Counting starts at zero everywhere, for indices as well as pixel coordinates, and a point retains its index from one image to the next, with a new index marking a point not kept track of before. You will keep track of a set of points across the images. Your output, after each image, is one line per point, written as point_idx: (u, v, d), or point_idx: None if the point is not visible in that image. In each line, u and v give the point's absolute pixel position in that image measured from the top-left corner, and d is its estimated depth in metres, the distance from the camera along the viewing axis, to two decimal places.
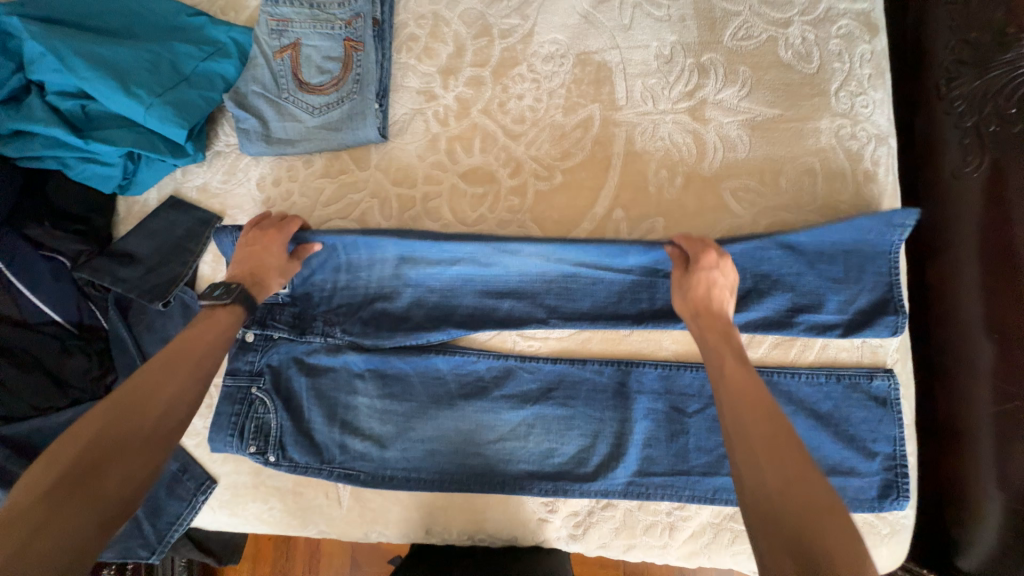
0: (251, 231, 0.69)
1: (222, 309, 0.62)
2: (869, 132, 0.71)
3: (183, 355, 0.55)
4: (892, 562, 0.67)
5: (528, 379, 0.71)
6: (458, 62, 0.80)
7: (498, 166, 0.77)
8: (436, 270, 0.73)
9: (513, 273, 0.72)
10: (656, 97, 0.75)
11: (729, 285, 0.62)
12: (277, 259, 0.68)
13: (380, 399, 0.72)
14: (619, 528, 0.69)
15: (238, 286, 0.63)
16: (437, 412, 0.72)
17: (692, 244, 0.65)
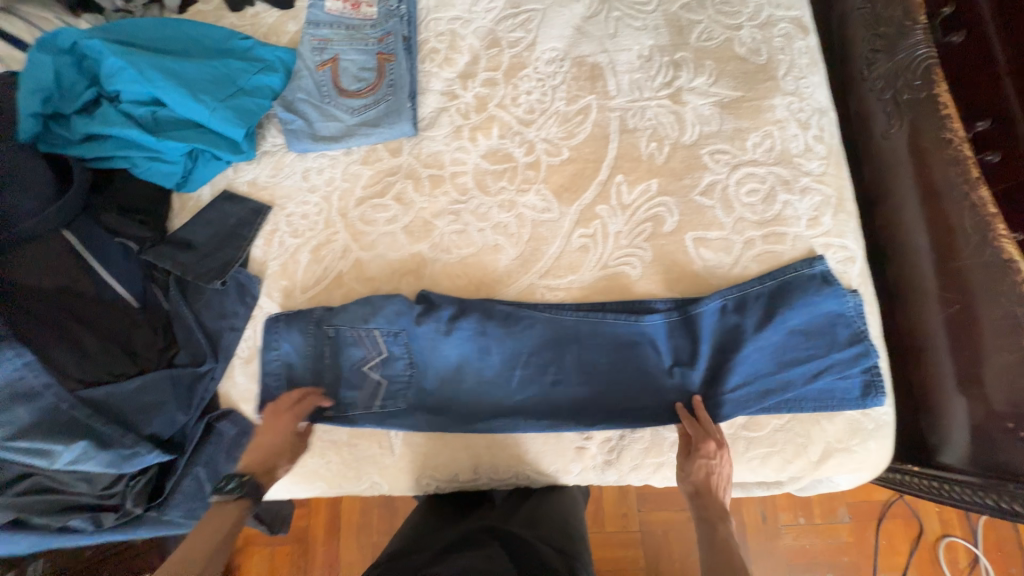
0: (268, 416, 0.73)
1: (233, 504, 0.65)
2: (812, 106, 0.89)
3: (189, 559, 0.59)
4: (883, 455, 0.77)
5: (557, 339, 0.80)
6: (474, 68, 0.95)
7: (514, 148, 0.91)
8: (488, 355, 0.79)
9: (547, 347, 0.80)
10: (641, 88, 0.91)
11: (725, 473, 0.70)
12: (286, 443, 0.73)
13: (431, 366, 0.80)
14: (648, 447, 0.77)
15: (251, 479, 0.67)
16: (484, 382, 0.79)
17: (693, 427, 0.72)
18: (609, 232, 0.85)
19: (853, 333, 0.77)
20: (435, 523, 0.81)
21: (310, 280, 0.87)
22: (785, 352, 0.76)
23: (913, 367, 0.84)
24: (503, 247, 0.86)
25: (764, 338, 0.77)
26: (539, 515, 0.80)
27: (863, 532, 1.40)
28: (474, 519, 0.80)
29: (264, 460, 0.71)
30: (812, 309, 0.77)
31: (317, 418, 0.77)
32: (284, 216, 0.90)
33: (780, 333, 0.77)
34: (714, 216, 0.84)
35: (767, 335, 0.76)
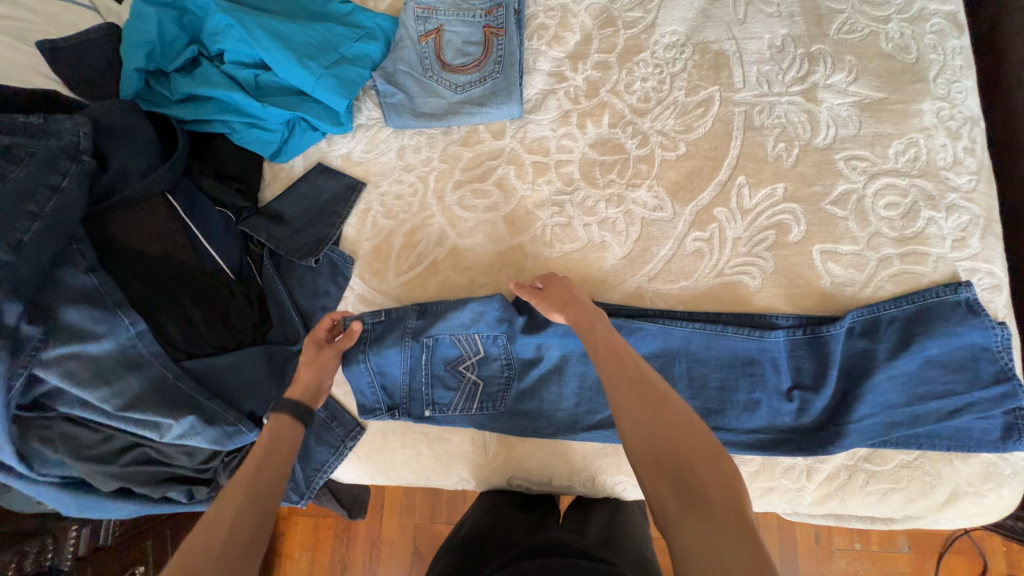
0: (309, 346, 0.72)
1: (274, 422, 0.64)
2: (963, 115, 0.80)
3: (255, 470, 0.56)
4: (1013, 501, 0.71)
5: (662, 347, 0.76)
6: (586, 49, 0.89)
7: (626, 138, 0.85)
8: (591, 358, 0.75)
9: (653, 354, 0.76)
10: (771, 81, 0.83)
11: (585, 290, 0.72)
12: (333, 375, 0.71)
13: (534, 365, 0.76)
14: (758, 470, 0.73)
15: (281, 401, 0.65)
16: (585, 385, 0.75)
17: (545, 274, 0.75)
18: (725, 238, 0.79)
19: (1000, 370, 0.69)
20: (508, 514, 0.75)
21: (404, 263, 0.83)
22: (923, 384, 0.69)
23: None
24: (610, 245, 0.81)
25: (898, 367, 0.70)
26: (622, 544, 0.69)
27: (923, 564, 1.33)
28: (548, 527, 0.72)
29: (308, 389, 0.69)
30: (953, 341, 0.70)
31: (423, 416, 0.76)
32: (378, 195, 0.86)
33: (918, 366, 0.70)
34: (846, 228, 0.77)
35: (904, 368, 0.70)
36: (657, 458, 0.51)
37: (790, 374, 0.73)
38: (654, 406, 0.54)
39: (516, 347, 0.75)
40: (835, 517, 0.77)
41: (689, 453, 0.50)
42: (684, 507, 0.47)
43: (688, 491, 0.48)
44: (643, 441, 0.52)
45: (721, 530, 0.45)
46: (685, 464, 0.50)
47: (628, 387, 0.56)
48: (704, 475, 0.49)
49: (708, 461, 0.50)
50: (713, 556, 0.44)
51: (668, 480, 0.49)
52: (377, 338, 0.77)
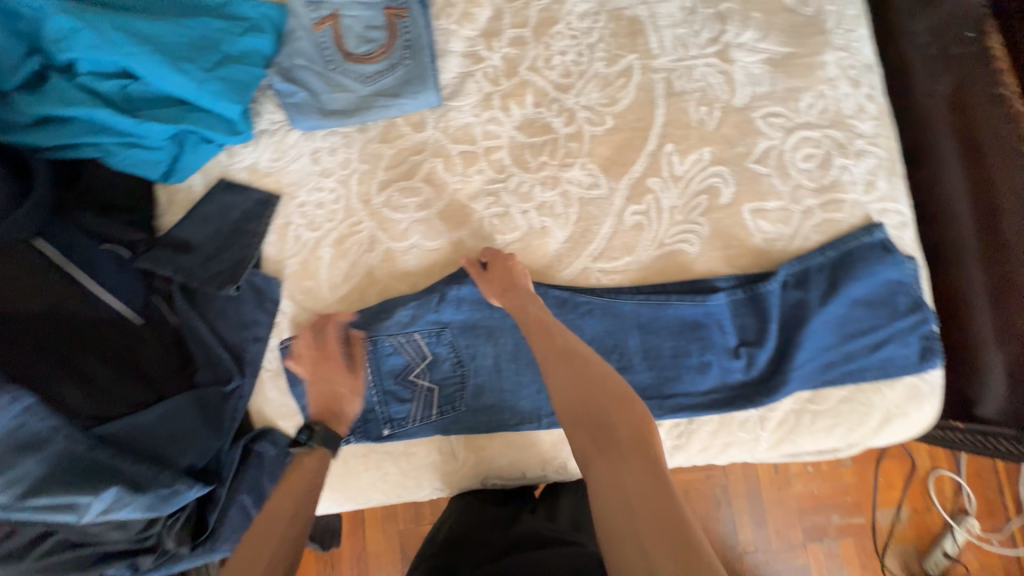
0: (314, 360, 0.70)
1: (309, 454, 0.64)
2: (861, 63, 0.84)
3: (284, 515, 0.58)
4: (935, 413, 0.79)
5: (612, 324, 0.76)
6: (499, 25, 0.84)
7: (552, 117, 0.82)
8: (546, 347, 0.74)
9: (606, 333, 0.76)
10: (686, 44, 0.83)
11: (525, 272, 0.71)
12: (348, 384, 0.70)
13: (490, 361, 0.74)
14: (717, 429, 0.76)
15: (319, 428, 0.65)
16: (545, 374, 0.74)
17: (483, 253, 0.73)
18: (662, 208, 0.80)
19: (913, 299, 0.76)
20: (481, 514, 0.73)
21: (338, 277, 0.77)
22: (849, 323, 0.75)
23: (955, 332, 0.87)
24: (550, 230, 0.79)
25: (830, 311, 0.74)
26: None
27: (864, 473, 1.57)
28: (523, 519, 0.71)
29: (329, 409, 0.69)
30: (873, 278, 0.76)
31: (382, 436, 0.72)
32: (296, 206, 0.79)
33: (845, 307, 0.75)
34: (770, 184, 0.80)
35: (829, 310, 0.74)
36: (576, 411, 0.53)
37: (736, 332, 0.75)
38: (574, 366, 0.56)
39: (466, 348, 0.74)
40: (794, 456, 0.81)
41: (603, 400, 0.52)
42: (597, 450, 0.50)
43: (601, 434, 0.50)
44: (564, 394, 0.54)
45: (628, 464, 0.48)
46: (599, 410, 0.52)
47: (554, 351, 0.58)
48: (615, 417, 0.51)
49: (620, 404, 0.52)
50: (620, 490, 0.46)
51: (586, 428, 0.51)
52: (316, 360, 0.72)
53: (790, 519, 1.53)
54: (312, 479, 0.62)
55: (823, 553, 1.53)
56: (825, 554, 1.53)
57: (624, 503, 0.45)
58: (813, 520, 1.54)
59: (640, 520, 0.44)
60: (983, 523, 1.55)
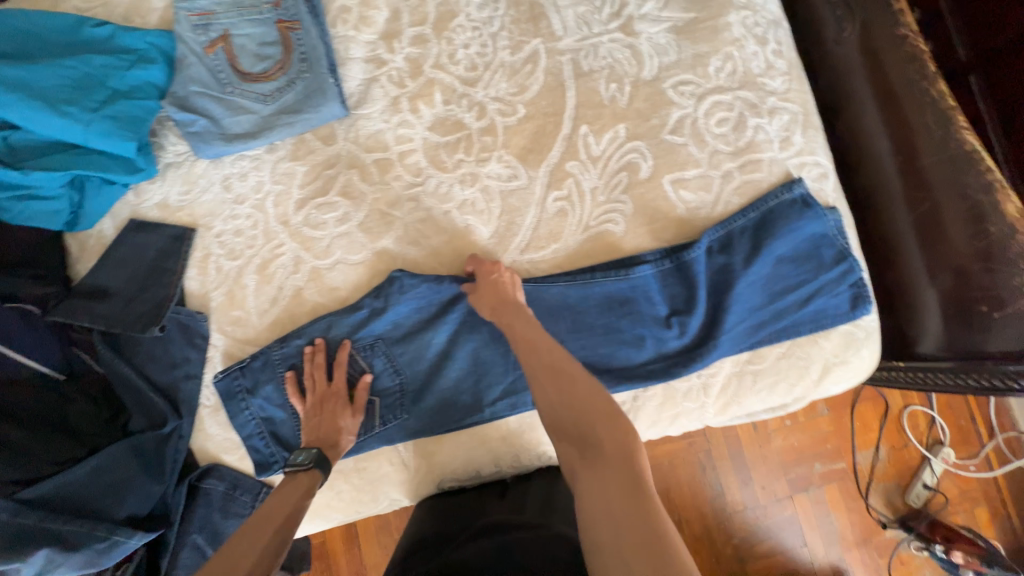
0: (313, 401, 0.69)
1: (304, 474, 0.63)
2: (766, 19, 0.84)
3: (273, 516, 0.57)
4: (874, 358, 0.81)
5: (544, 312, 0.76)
6: (398, 25, 0.82)
7: (463, 113, 0.81)
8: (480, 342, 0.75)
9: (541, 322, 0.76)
10: (589, 22, 0.82)
11: (510, 281, 0.71)
12: (348, 419, 0.70)
13: (427, 364, 0.75)
14: (663, 402, 0.77)
15: (315, 449, 0.65)
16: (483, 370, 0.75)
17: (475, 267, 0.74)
18: (583, 191, 0.80)
19: (840, 250, 0.77)
20: (450, 513, 0.74)
21: (266, 302, 0.76)
22: (774, 279, 0.76)
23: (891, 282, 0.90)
24: (475, 227, 0.79)
25: (753, 272, 0.75)
26: (561, 503, 0.72)
27: (840, 419, 1.60)
28: (489, 511, 0.73)
29: (327, 433, 0.68)
30: (796, 235, 0.77)
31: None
32: (214, 237, 0.77)
33: (768, 267, 0.76)
34: (688, 153, 0.80)
35: (753, 272, 0.75)
36: (565, 427, 0.56)
37: (666, 303, 0.76)
38: (560, 383, 0.59)
39: (402, 355, 0.74)
40: (742, 417, 0.83)
41: (589, 417, 0.55)
42: (581, 462, 0.53)
43: (586, 447, 0.54)
44: (554, 410, 0.58)
45: (609, 477, 0.51)
46: (586, 425, 0.55)
47: (542, 370, 0.61)
48: (598, 432, 0.54)
49: (606, 420, 0.55)
50: (603, 501, 0.49)
51: (574, 443, 0.55)
52: (252, 390, 0.71)
53: (773, 474, 1.57)
54: (297, 500, 0.60)
55: (808, 503, 1.57)
56: (812, 503, 1.57)
57: (606, 514, 0.48)
58: (797, 471, 1.58)
59: (618, 529, 0.47)
60: (958, 450, 1.61)
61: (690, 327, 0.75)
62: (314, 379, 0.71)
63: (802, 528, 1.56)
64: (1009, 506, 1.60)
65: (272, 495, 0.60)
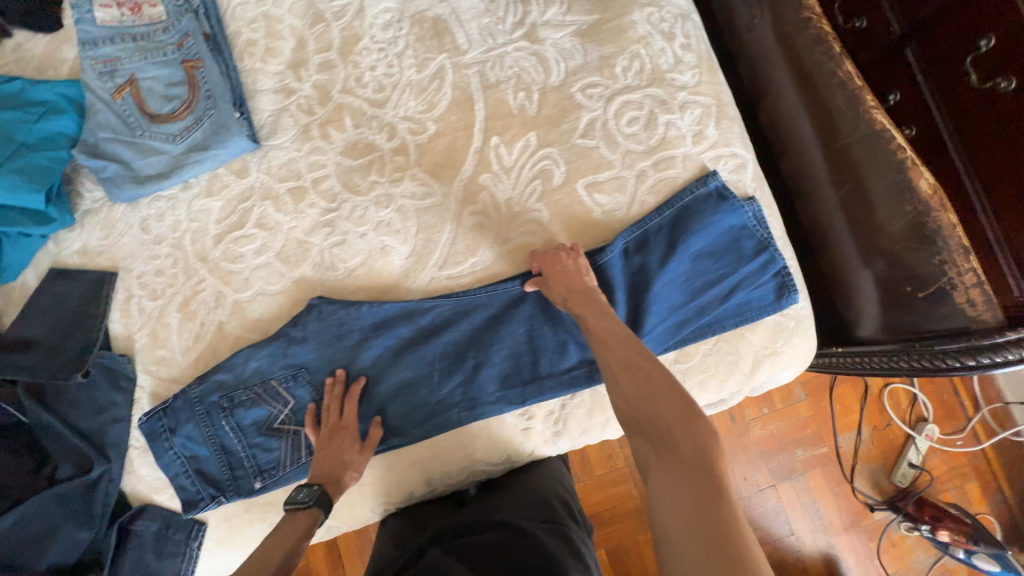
0: (324, 431, 0.69)
1: (303, 513, 0.64)
2: (673, 13, 0.83)
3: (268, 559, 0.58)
4: (808, 347, 0.80)
5: (464, 327, 0.76)
6: (304, 53, 0.82)
7: (374, 135, 0.81)
8: (403, 364, 0.75)
9: (463, 337, 0.76)
10: (494, 33, 0.82)
11: (579, 268, 0.70)
12: (355, 454, 0.69)
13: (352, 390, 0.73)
14: (592, 408, 0.76)
15: (319, 488, 0.65)
16: (409, 390, 0.75)
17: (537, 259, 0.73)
18: (498, 203, 0.79)
19: (761, 240, 0.76)
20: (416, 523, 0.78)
21: (189, 339, 0.77)
22: (694, 276, 0.76)
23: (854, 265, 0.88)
24: (392, 247, 0.79)
25: (671, 271, 0.75)
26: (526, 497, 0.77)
27: (819, 403, 1.58)
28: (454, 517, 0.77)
29: (333, 468, 0.68)
30: (714, 230, 0.76)
31: (254, 490, 0.71)
32: (135, 279, 0.78)
33: (687, 265, 0.76)
34: (600, 156, 0.79)
35: (671, 271, 0.75)
36: (636, 423, 0.54)
37: None
38: (635, 383, 0.56)
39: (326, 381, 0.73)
40: None
41: (663, 415, 0.52)
42: (657, 460, 0.50)
43: (662, 445, 0.50)
44: (626, 403, 0.55)
45: (687, 480, 0.47)
46: (662, 423, 0.51)
47: (623, 367, 0.58)
48: (678, 432, 0.50)
49: (684, 420, 0.51)
50: (678, 505, 0.46)
51: (648, 439, 0.52)
52: (176, 429, 0.71)
53: (755, 464, 1.55)
54: (298, 537, 0.62)
55: (792, 490, 1.55)
56: (797, 490, 1.55)
57: (680, 520, 0.45)
58: (779, 460, 1.56)
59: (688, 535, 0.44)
60: (944, 426, 1.58)
61: None
62: (329, 413, 0.71)
63: (787, 517, 1.53)
64: (999, 477, 1.57)
65: (272, 531, 0.62)
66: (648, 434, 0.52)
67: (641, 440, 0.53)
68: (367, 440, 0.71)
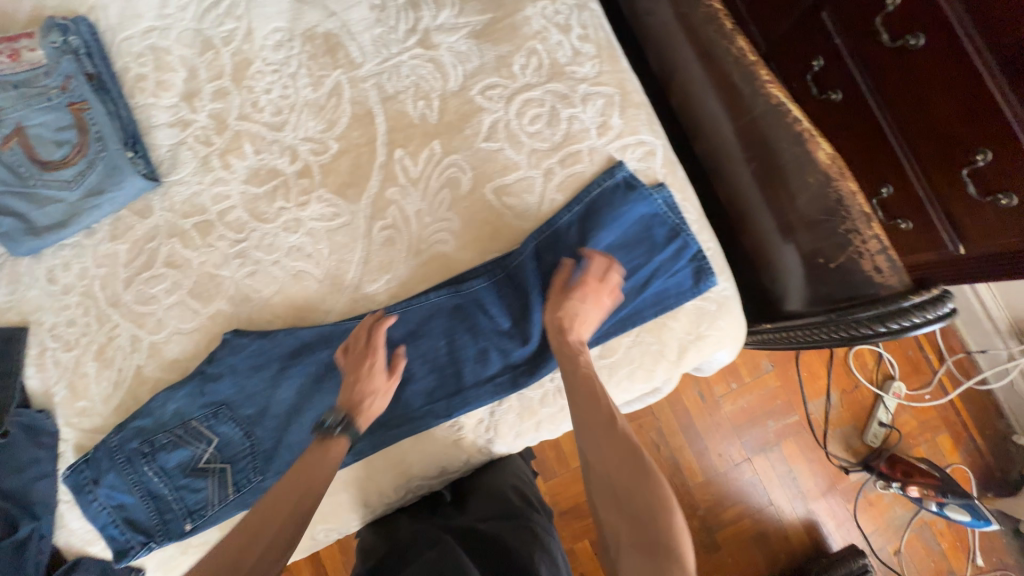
0: (348, 359, 0.69)
1: (333, 442, 0.64)
2: (567, 5, 0.82)
3: (278, 510, 0.58)
4: (734, 327, 0.79)
5: (383, 345, 0.75)
6: (197, 83, 0.81)
7: (277, 159, 0.79)
8: (324, 392, 0.73)
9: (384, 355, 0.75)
10: (387, 43, 0.81)
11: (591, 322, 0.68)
12: (382, 379, 0.68)
13: (275, 420, 0.73)
14: (522, 412, 0.76)
15: (347, 417, 0.65)
16: None
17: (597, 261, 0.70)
18: (408, 216, 0.78)
19: (674, 227, 0.76)
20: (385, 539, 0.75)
21: (108, 387, 0.75)
22: None
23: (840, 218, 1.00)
24: (305, 272, 0.77)
25: None
26: (489, 495, 0.80)
27: (786, 371, 1.59)
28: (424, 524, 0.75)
29: (357, 395, 0.66)
30: (626, 221, 0.76)
31: (184, 531, 0.71)
32: (48, 331, 0.77)
33: None
34: (506, 157, 0.78)
35: None
36: (611, 495, 0.56)
37: (505, 313, 0.75)
38: (614, 461, 0.57)
39: (248, 414, 0.73)
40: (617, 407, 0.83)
41: (636, 491, 0.54)
42: (630, 538, 0.53)
43: (635, 524, 0.53)
44: (602, 474, 0.57)
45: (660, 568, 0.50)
46: (635, 500, 0.54)
47: (604, 445, 0.58)
48: (649, 512, 0.53)
49: (656, 500, 0.53)
50: None
51: (621, 513, 0.55)
52: (99, 480, 0.70)
53: (729, 439, 1.55)
54: (323, 472, 0.62)
55: (769, 462, 1.55)
56: (774, 462, 1.55)
57: None
58: (752, 433, 1.56)
59: None
60: (911, 382, 1.59)
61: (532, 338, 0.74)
62: (358, 336, 0.70)
63: (765, 488, 1.53)
64: (970, 427, 1.58)
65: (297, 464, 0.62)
66: (621, 508, 0.55)
67: (613, 511, 0.56)
68: (394, 367, 0.69)
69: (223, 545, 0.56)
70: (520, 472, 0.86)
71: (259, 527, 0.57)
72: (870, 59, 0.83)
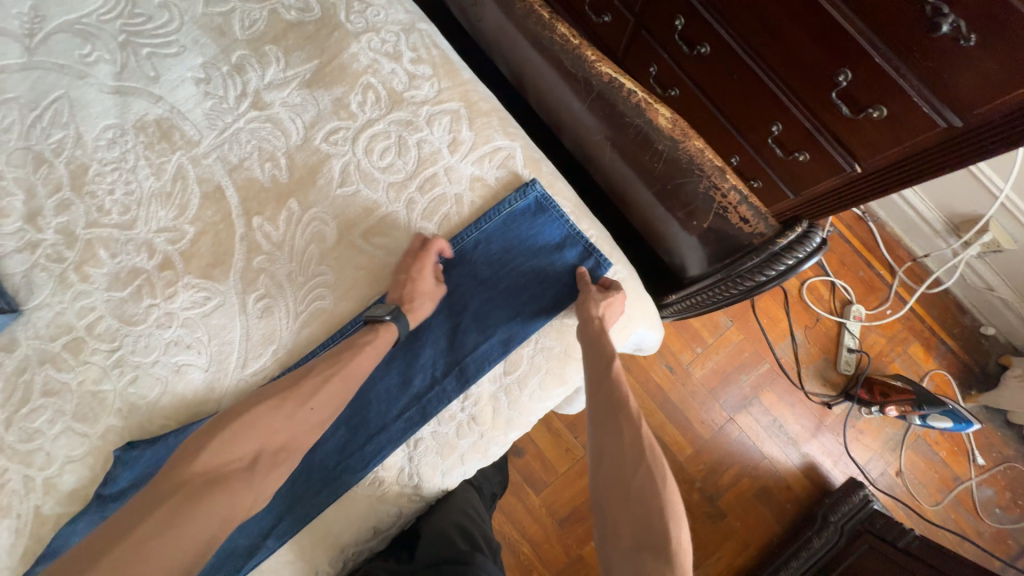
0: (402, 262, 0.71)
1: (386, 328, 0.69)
2: (393, 31, 0.81)
3: (305, 395, 0.64)
4: (639, 307, 0.78)
5: None
6: (36, 202, 0.77)
7: (136, 257, 0.77)
8: None
9: None
10: (222, 114, 0.79)
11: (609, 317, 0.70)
12: (428, 283, 0.71)
13: None
14: (441, 450, 0.73)
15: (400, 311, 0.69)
16: None
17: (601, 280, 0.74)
18: (280, 281, 0.76)
19: (566, 233, 0.76)
20: None
21: (8, 538, 0.71)
22: (497, 284, 0.75)
23: (747, 162, 1.08)
24: (188, 365, 0.74)
25: (470, 288, 0.75)
26: (437, 537, 0.73)
27: (746, 323, 1.55)
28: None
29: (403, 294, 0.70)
30: (515, 228, 0.76)
31: None
32: None
33: (488, 273, 0.75)
34: (364, 198, 0.76)
35: (474, 286, 0.75)
36: (616, 490, 0.54)
37: (398, 351, 0.74)
38: (628, 474, 0.54)
39: None
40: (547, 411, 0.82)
41: (645, 489, 0.53)
42: (632, 536, 0.51)
43: (639, 521, 0.51)
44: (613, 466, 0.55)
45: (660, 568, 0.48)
46: (643, 497, 0.53)
47: (624, 445, 0.57)
48: (656, 510, 0.51)
49: (664, 500, 0.52)
50: None
51: (624, 508, 0.52)
52: None
53: (708, 404, 1.49)
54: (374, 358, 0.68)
55: (753, 417, 1.49)
56: (759, 416, 1.49)
57: None
58: (731, 392, 1.50)
59: None
60: (870, 302, 1.56)
61: (433, 370, 0.74)
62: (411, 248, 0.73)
63: (755, 443, 1.47)
64: (939, 330, 1.57)
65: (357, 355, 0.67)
66: (625, 503, 0.53)
67: (616, 507, 0.53)
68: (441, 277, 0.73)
69: (225, 444, 0.61)
70: (470, 505, 0.80)
71: (278, 405, 0.63)
72: (721, 8, 0.92)
